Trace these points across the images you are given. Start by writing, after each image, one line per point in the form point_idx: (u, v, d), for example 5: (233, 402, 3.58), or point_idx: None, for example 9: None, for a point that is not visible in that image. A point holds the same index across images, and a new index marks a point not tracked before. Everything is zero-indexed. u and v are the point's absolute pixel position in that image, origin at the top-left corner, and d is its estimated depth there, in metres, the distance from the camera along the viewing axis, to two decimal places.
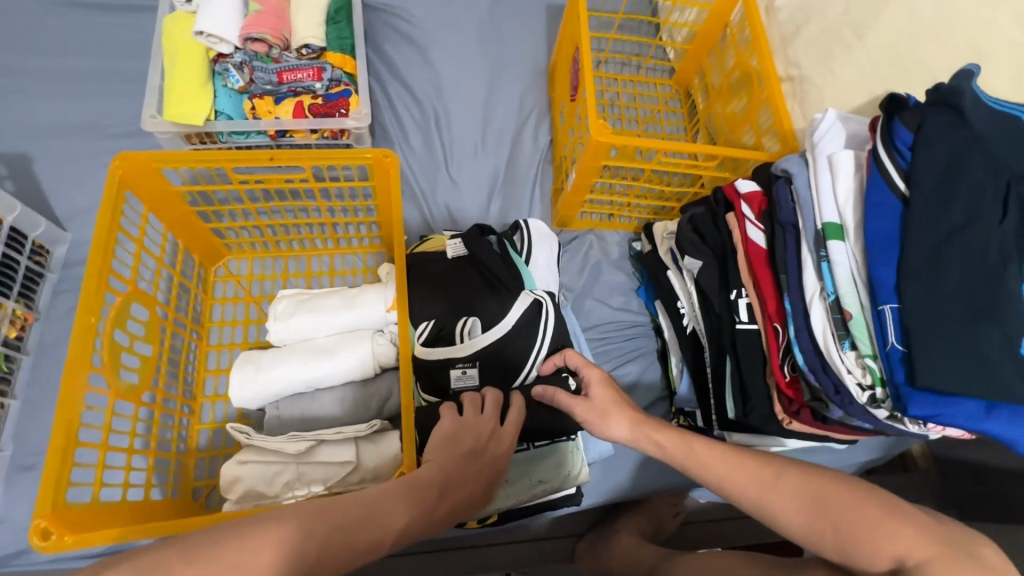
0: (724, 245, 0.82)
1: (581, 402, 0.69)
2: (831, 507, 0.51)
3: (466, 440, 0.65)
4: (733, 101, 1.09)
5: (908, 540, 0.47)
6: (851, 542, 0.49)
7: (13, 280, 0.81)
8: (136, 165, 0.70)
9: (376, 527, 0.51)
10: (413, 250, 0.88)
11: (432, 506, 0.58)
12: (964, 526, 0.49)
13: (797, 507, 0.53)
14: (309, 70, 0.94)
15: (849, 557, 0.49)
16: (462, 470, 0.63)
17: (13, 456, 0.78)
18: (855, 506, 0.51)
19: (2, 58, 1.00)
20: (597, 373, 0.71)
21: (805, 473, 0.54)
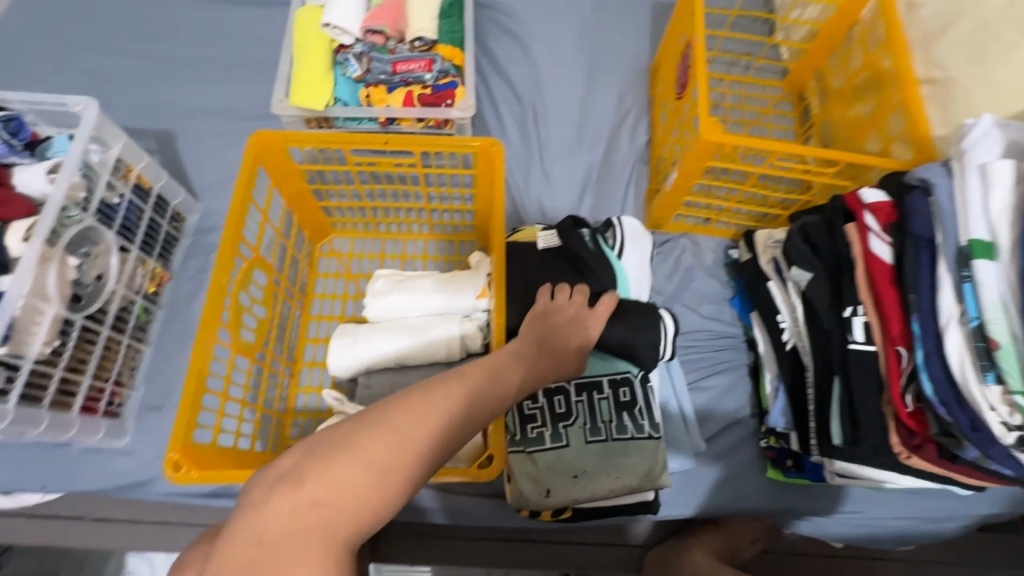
0: (840, 257, 0.76)
1: None
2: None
3: (557, 316, 0.71)
4: (855, 105, 1.01)
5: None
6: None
7: (156, 242, 0.91)
8: (268, 143, 0.76)
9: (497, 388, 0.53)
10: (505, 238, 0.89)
11: (538, 371, 0.62)
12: None
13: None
14: (420, 61, 0.98)
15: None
16: (556, 338, 0.67)
17: (143, 397, 0.88)
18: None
19: (157, 46, 1.12)
20: None
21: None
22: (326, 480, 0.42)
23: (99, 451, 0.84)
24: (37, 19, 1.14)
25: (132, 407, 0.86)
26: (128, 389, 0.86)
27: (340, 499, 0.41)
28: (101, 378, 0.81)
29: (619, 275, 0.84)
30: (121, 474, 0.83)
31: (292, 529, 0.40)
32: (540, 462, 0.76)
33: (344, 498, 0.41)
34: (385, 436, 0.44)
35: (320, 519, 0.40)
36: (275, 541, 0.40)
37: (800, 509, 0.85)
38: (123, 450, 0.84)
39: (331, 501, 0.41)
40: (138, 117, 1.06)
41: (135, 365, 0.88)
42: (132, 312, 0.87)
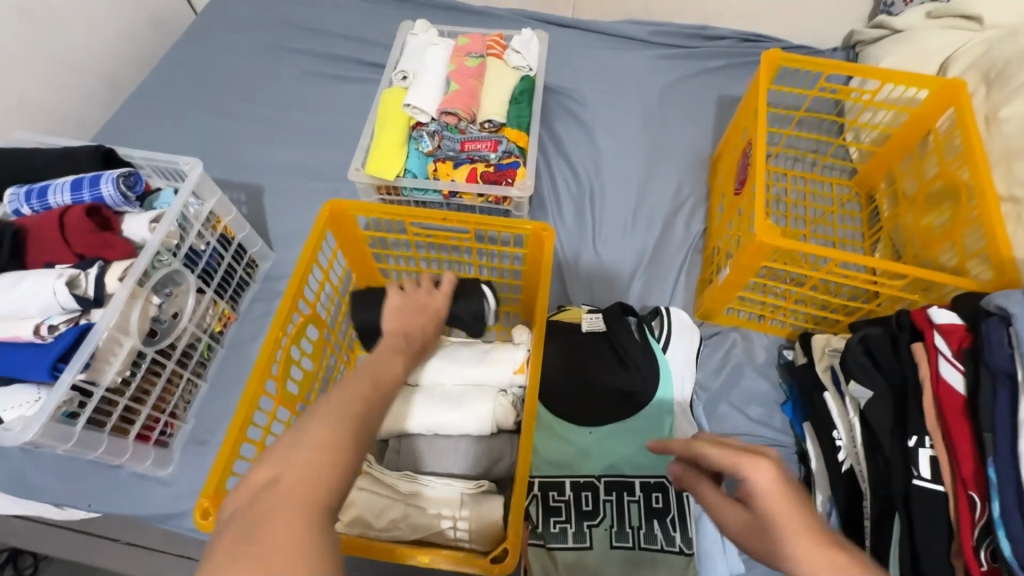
0: (905, 377, 0.71)
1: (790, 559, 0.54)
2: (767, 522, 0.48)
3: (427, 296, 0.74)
4: (928, 214, 0.97)
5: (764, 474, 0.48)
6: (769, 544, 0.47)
7: (229, 285, 1.00)
8: (340, 211, 0.83)
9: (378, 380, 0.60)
10: (550, 317, 0.89)
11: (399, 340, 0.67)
12: None
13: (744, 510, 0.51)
14: (487, 141, 1.05)
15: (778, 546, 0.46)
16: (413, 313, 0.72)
17: (191, 430, 0.93)
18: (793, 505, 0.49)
19: (265, 112, 1.28)
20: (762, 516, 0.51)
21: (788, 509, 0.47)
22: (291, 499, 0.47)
23: (143, 477, 0.89)
24: (175, 85, 1.35)
25: (180, 438, 0.92)
26: (180, 421, 0.92)
27: (306, 482, 0.48)
28: (158, 409, 0.87)
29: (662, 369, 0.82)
30: (160, 503, 0.87)
31: (268, 519, 0.45)
32: (560, 560, 0.73)
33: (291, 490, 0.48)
34: (321, 433, 0.51)
35: (287, 500, 0.46)
36: (264, 530, 0.44)
37: None
38: (164, 479, 0.89)
39: (286, 495, 0.47)
40: (235, 171, 1.20)
41: (189, 400, 0.94)
42: (196, 349, 0.94)
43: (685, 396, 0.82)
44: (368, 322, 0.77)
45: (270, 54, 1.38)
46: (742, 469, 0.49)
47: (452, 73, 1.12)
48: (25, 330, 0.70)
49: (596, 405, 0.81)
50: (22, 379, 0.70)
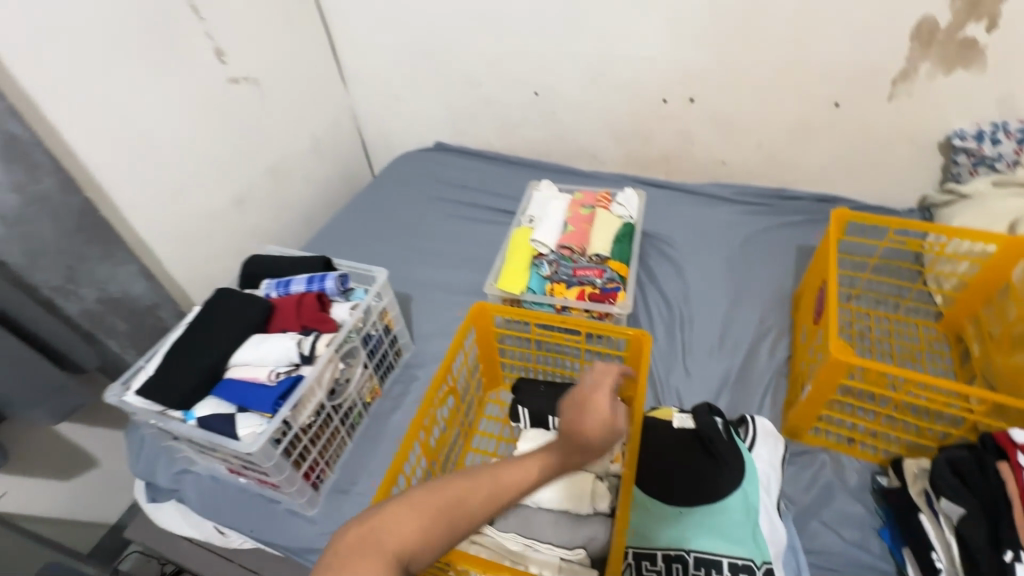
0: (994, 495, 0.75)
1: None
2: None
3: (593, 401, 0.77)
4: (1015, 354, 1.02)
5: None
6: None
7: (381, 366, 1.26)
8: (483, 312, 1.10)
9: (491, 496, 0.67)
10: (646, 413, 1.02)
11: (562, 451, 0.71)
12: None
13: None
14: (594, 269, 1.30)
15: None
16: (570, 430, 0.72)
17: (336, 480, 1.13)
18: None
19: (419, 242, 1.68)
20: None
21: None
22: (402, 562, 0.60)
23: (295, 514, 1.08)
24: (357, 221, 1.81)
25: (326, 486, 1.12)
26: (329, 471, 1.12)
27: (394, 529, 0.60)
28: (320, 456, 1.09)
29: (748, 466, 0.90)
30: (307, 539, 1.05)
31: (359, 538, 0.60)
32: None
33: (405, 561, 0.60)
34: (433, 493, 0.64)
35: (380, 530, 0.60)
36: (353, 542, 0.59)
37: None
38: (310, 518, 1.08)
39: (372, 532, 0.60)
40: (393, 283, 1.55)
41: (338, 454, 1.15)
42: (352, 413, 1.18)
43: (771, 497, 0.90)
44: (536, 407, 1.11)
45: (427, 201, 1.83)
46: None
47: (569, 218, 1.44)
48: (263, 374, 0.99)
49: (685, 489, 0.90)
50: (250, 408, 0.96)
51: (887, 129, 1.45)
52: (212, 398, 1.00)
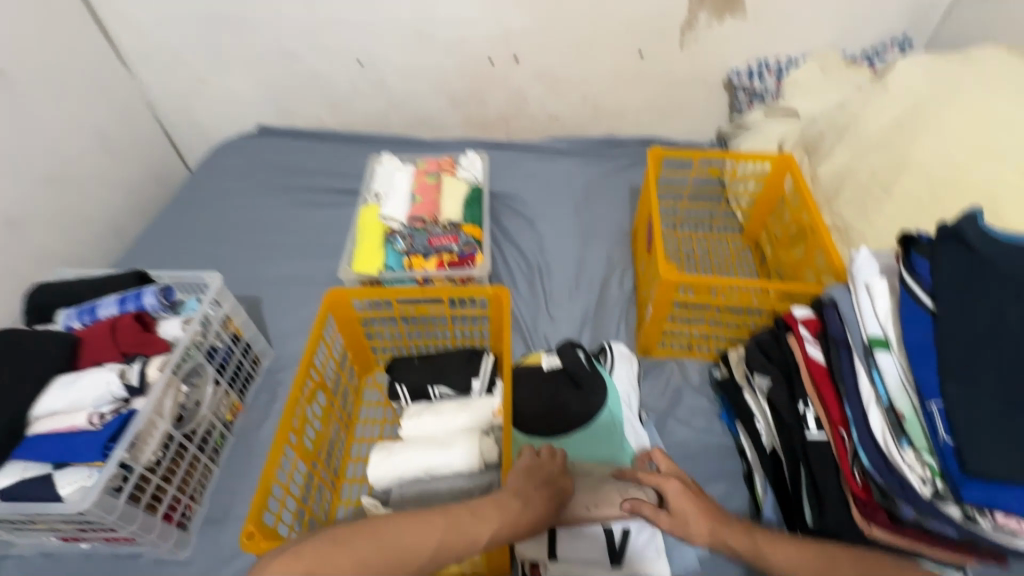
0: (787, 362, 0.92)
1: (666, 516, 0.78)
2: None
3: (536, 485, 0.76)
4: (794, 249, 1.26)
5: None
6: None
7: (238, 379, 1.15)
8: (339, 298, 1.04)
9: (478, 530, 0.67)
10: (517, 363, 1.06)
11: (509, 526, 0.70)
12: None
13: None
14: (449, 236, 1.30)
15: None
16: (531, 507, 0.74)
17: (207, 512, 1.02)
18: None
19: (259, 237, 1.53)
20: (676, 486, 0.79)
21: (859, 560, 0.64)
22: (315, 556, 0.59)
23: (162, 562, 0.96)
24: (178, 225, 1.58)
25: (197, 521, 1.00)
26: (197, 504, 1.01)
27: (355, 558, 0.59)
28: (181, 492, 0.98)
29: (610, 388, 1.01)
30: None
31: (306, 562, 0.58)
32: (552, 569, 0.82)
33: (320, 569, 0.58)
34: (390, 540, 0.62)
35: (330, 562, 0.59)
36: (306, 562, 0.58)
37: None
38: (184, 560, 0.96)
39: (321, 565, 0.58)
40: (237, 287, 1.40)
41: (204, 484, 1.04)
42: (212, 436, 1.07)
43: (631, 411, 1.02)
44: (414, 381, 1.11)
45: (260, 191, 1.66)
46: (660, 485, 0.80)
47: (415, 189, 1.41)
48: (80, 419, 0.85)
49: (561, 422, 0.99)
50: (70, 462, 0.82)
51: (683, 73, 1.64)
52: (17, 461, 0.84)
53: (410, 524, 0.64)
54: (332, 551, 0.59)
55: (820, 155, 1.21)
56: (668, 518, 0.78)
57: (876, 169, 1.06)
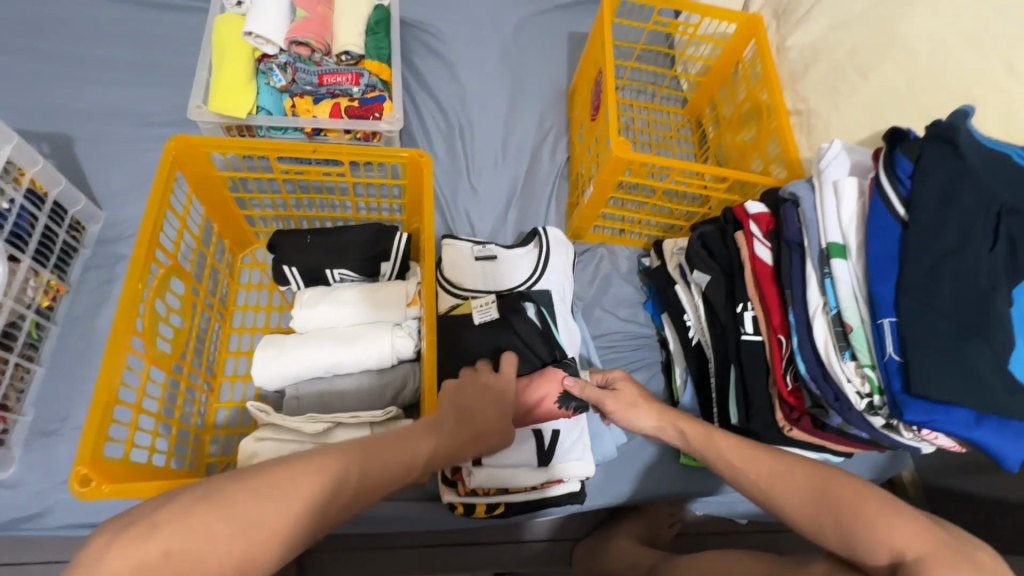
0: (731, 260, 0.86)
1: (609, 394, 0.74)
2: (835, 504, 0.55)
3: (473, 385, 0.68)
4: (742, 131, 1.15)
5: (907, 534, 0.51)
6: (852, 533, 0.53)
7: (51, 251, 0.84)
8: (188, 148, 0.75)
9: (405, 454, 0.56)
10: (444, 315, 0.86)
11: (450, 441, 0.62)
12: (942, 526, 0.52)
13: (800, 498, 0.58)
14: (347, 74, 0.99)
15: (851, 550, 0.53)
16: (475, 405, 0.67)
17: (33, 422, 0.80)
18: (867, 511, 0.53)
19: (55, 46, 1.06)
20: (620, 373, 0.77)
21: (813, 467, 0.59)
22: (178, 528, 0.43)
23: None
24: None
25: (20, 434, 0.79)
26: (15, 414, 0.78)
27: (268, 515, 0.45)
28: None
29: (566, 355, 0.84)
30: (7, 508, 0.75)
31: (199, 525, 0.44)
32: (476, 476, 0.78)
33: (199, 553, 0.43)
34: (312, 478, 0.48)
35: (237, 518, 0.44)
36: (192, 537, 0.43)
37: (706, 490, 0.93)
38: (8, 482, 0.76)
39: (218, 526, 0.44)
40: (30, 119, 0.99)
41: (23, 388, 0.80)
42: (22, 328, 0.79)
43: (564, 312, 0.92)
44: (307, 264, 0.89)
45: None
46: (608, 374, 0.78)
47: None
48: None
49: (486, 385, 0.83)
50: None
51: None
52: None
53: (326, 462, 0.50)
54: (209, 514, 0.44)
55: (794, 21, 1.05)
56: (613, 400, 0.74)
57: (854, 47, 0.94)
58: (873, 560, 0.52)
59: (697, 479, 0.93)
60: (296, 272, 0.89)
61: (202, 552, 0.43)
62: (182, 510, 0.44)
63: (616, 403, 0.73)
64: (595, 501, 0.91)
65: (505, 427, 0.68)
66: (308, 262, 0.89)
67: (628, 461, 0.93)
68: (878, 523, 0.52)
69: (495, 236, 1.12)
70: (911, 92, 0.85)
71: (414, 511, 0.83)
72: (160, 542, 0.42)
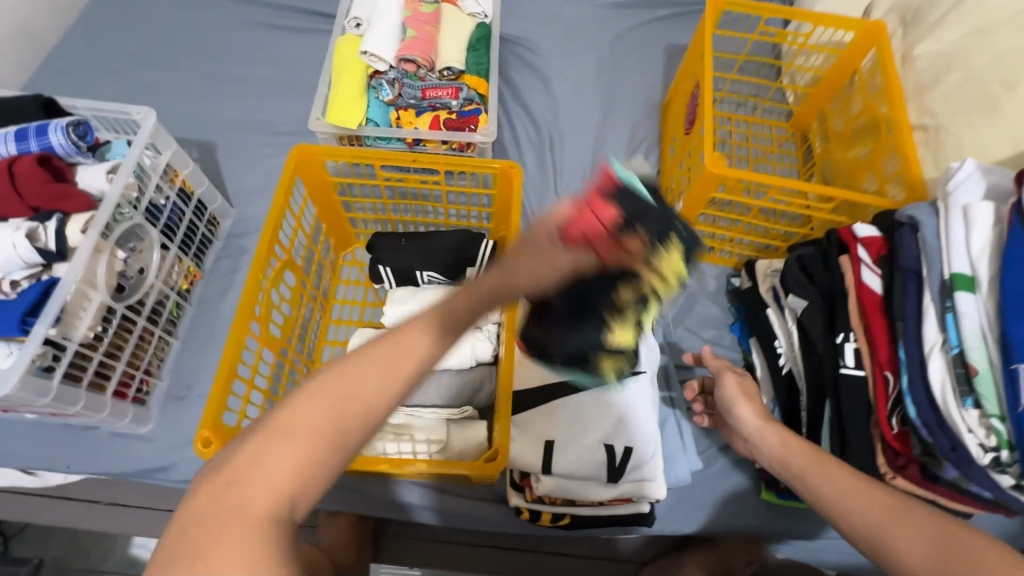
0: (833, 286, 0.79)
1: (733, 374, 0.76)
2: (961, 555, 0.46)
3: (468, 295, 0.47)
4: (855, 147, 1.06)
5: None
6: None
7: (192, 241, 0.98)
8: (308, 157, 0.84)
9: (400, 350, 0.45)
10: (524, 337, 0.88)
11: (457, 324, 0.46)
12: None
13: (920, 543, 0.49)
14: (448, 89, 1.06)
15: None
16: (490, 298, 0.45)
17: (168, 387, 0.93)
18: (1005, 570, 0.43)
19: (208, 66, 1.23)
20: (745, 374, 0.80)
21: None
22: (235, 463, 0.41)
23: (124, 435, 0.89)
24: (102, 38, 1.26)
25: (157, 396, 0.92)
26: (155, 379, 0.92)
27: (273, 454, 0.41)
28: (133, 366, 0.87)
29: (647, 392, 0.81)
30: (144, 458, 0.88)
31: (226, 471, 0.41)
32: (544, 485, 0.79)
33: (254, 475, 0.40)
34: (313, 403, 0.43)
35: (264, 454, 0.41)
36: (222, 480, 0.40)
37: (790, 532, 0.87)
38: (145, 436, 0.89)
39: (239, 468, 0.41)
40: (184, 128, 1.16)
41: (163, 358, 0.93)
42: (166, 306, 0.93)
43: (643, 329, 0.89)
44: (399, 265, 0.95)
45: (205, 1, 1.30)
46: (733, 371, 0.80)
47: (407, 19, 1.10)
48: None
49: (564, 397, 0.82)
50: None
51: None
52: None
53: (337, 377, 0.44)
54: (245, 467, 0.40)
55: (924, 28, 0.96)
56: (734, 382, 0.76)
57: (999, 55, 0.84)
58: None
59: (781, 519, 0.86)
60: (387, 271, 0.96)
61: (237, 491, 0.39)
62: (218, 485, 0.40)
63: (734, 384, 0.75)
64: (666, 526, 0.87)
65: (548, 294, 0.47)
66: (402, 264, 0.95)
67: (704, 490, 0.89)
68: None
69: None
70: None
71: (483, 511, 0.86)
72: (223, 474, 0.40)
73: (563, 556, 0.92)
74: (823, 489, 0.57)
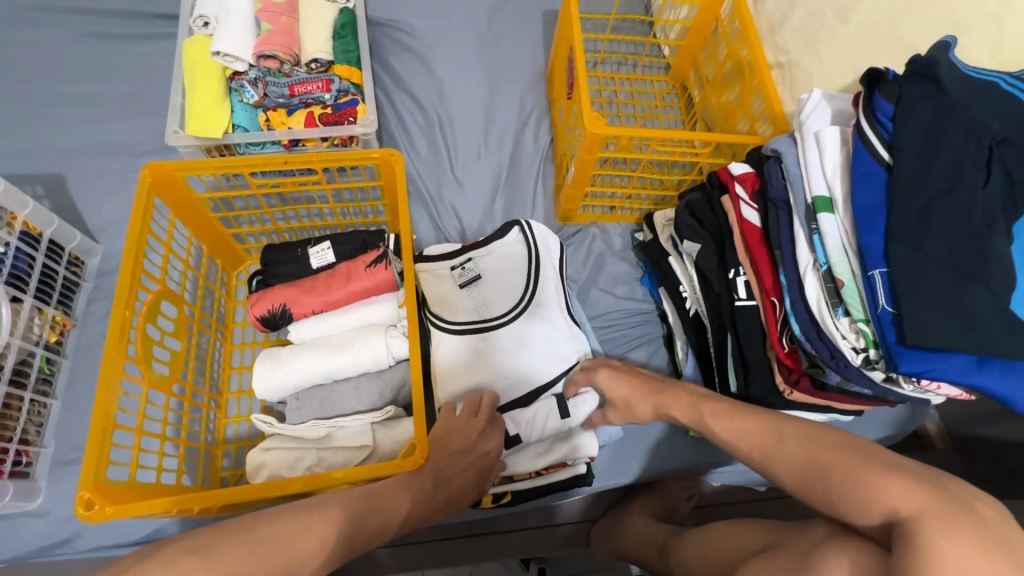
0: (720, 226, 0.83)
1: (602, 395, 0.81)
2: (821, 465, 0.56)
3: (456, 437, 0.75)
4: (726, 91, 1.12)
5: (902, 492, 0.50)
6: (841, 496, 0.53)
7: (52, 288, 0.87)
8: (163, 175, 0.76)
9: (389, 509, 0.64)
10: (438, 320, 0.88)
11: (425, 499, 0.69)
12: (943, 476, 0.51)
13: (790, 464, 0.59)
14: (317, 82, 1.00)
15: (844, 512, 0.53)
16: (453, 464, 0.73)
17: (54, 452, 0.84)
18: (850, 471, 0.53)
19: (40, 88, 1.09)
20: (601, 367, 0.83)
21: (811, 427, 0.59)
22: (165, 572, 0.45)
23: (9, 515, 0.79)
24: None
25: (43, 465, 0.82)
26: (36, 446, 0.82)
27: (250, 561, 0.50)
28: (3, 438, 0.77)
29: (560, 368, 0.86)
30: (39, 536, 0.79)
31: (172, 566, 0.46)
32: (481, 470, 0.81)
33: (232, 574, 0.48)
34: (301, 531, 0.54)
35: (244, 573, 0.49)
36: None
37: (721, 460, 0.92)
38: (36, 511, 0.80)
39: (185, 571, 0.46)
40: (22, 163, 1.02)
41: (41, 422, 0.83)
42: (32, 364, 0.83)
43: (560, 309, 0.91)
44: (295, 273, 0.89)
45: (20, 15, 1.14)
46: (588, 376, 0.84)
47: (259, 11, 1.01)
48: None
49: (488, 381, 0.85)
50: None
51: None
52: None
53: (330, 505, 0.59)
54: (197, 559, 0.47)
55: None
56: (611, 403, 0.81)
57: None
58: (868, 522, 0.51)
59: (710, 451, 0.91)
60: (282, 280, 0.90)
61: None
62: (184, 553, 0.47)
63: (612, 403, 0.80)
64: (607, 481, 0.91)
65: (476, 483, 0.75)
66: (299, 271, 0.89)
67: (637, 440, 0.93)
68: (867, 483, 0.51)
69: (484, 227, 1.11)
70: (894, 28, 0.80)
71: None
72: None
73: (518, 532, 0.92)
74: (713, 426, 0.68)
